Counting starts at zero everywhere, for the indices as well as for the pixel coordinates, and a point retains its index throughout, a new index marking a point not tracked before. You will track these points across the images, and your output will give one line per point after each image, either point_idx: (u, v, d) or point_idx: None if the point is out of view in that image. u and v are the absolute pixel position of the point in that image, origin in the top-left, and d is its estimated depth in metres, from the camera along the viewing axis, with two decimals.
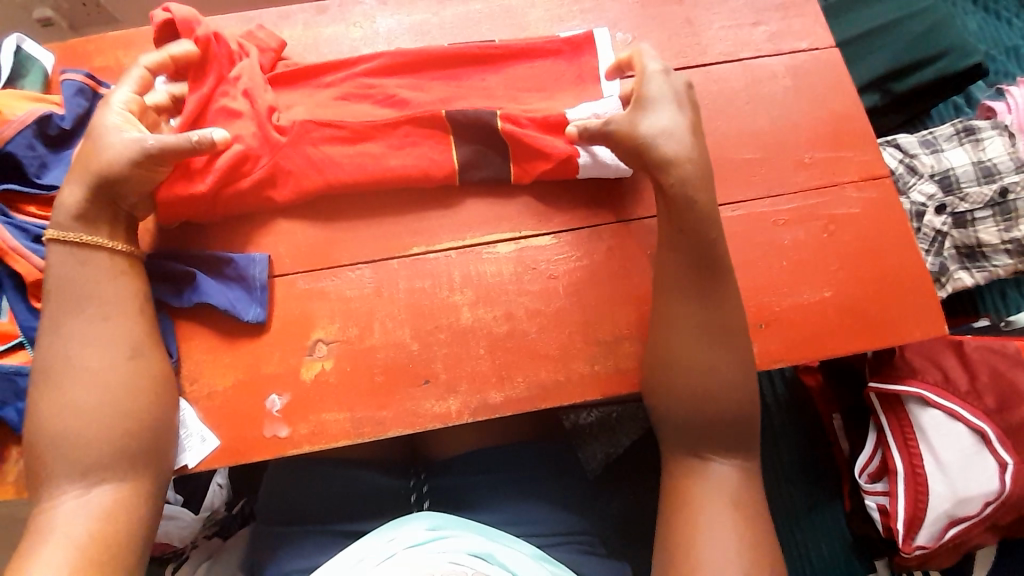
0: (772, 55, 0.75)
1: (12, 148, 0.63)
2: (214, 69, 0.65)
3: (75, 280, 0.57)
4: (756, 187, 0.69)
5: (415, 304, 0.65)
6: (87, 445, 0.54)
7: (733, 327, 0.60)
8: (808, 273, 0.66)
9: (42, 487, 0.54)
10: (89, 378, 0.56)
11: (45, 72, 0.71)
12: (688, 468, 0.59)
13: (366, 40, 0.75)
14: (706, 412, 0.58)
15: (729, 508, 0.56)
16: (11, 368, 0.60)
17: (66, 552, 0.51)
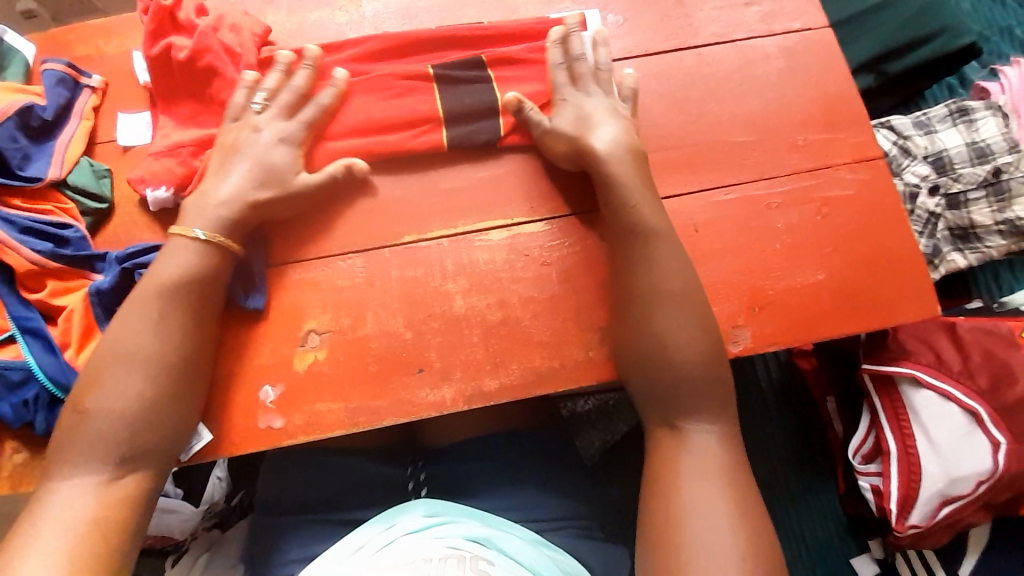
0: (764, 36, 0.74)
1: None
2: (212, 62, 0.65)
3: (179, 273, 0.58)
4: (749, 170, 0.68)
5: (408, 293, 0.65)
6: (118, 433, 0.54)
7: (680, 296, 0.60)
8: (802, 255, 0.66)
9: (63, 461, 0.53)
10: (143, 368, 0.55)
11: (27, 63, 0.70)
12: (664, 448, 0.58)
13: (353, 25, 0.73)
14: (671, 387, 0.58)
15: (713, 483, 0.55)
16: (1, 362, 0.59)
17: (60, 541, 0.50)
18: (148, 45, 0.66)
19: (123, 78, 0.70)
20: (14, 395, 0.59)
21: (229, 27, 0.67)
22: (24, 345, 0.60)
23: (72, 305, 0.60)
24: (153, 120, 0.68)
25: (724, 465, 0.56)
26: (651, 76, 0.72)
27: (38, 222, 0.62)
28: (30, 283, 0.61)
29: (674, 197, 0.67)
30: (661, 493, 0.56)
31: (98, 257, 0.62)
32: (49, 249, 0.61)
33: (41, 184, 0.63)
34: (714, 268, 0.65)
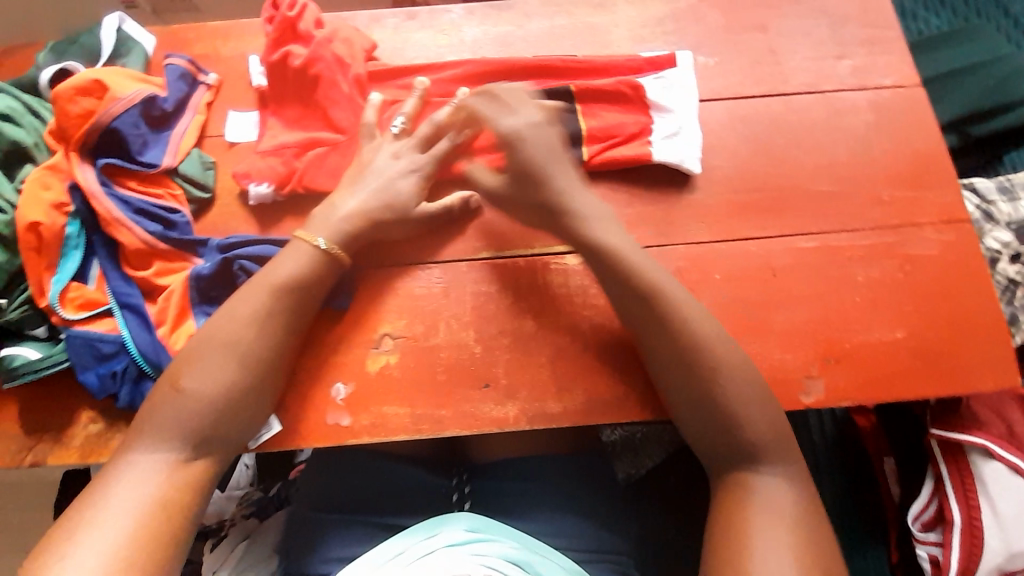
0: (854, 90, 0.75)
1: (120, 125, 0.66)
2: (321, 71, 0.69)
3: (285, 273, 0.60)
4: (832, 220, 0.68)
5: (481, 308, 0.66)
6: (203, 418, 0.56)
7: (726, 348, 0.59)
8: (881, 310, 0.65)
9: (146, 434, 0.55)
10: (238, 360, 0.58)
11: (146, 55, 0.75)
12: (734, 489, 0.56)
13: (452, 47, 0.77)
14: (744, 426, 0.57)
15: (783, 531, 0.52)
16: (96, 334, 0.62)
17: (128, 508, 0.52)
18: (270, 53, 0.70)
19: (235, 77, 0.74)
20: (103, 366, 0.62)
21: (341, 40, 0.71)
22: (122, 317, 0.63)
23: (172, 285, 0.63)
24: (260, 120, 0.72)
25: (797, 516, 0.54)
26: (737, 119, 0.73)
27: (150, 205, 0.66)
28: (134, 261, 0.65)
29: (755, 240, 0.67)
30: (728, 535, 0.53)
31: (199, 243, 0.66)
32: (159, 231, 0.64)
33: (155, 170, 0.67)
34: (789, 314, 0.64)
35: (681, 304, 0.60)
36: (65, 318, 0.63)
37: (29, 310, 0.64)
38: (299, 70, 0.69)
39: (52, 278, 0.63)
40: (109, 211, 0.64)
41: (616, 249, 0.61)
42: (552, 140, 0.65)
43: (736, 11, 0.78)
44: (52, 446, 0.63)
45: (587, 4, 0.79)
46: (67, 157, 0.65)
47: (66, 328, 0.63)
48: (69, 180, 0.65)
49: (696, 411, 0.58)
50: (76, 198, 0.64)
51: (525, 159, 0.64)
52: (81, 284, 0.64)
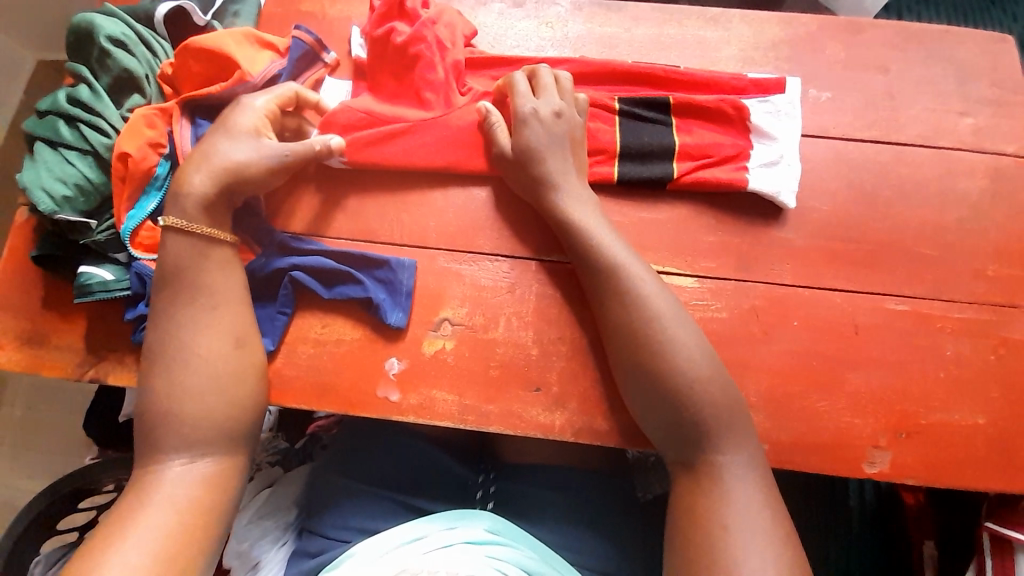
0: (973, 150, 0.70)
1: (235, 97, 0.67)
2: (421, 49, 0.67)
3: (178, 266, 0.60)
4: (926, 286, 0.64)
5: (544, 310, 0.65)
6: (196, 426, 0.56)
7: (708, 377, 0.57)
8: (964, 391, 0.61)
9: (153, 455, 0.56)
10: (198, 365, 0.58)
11: (258, 6, 0.76)
12: (700, 483, 0.56)
13: (554, 41, 0.75)
14: (675, 416, 0.57)
15: (754, 514, 0.53)
16: (151, 273, 0.63)
17: (159, 524, 0.52)
18: (373, 26, 0.70)
19: (337, 41, 0.75)
20: (148, 307, 0.63)
21: (444, 23, 0.71)
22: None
23: None
24: (354, 92, 0.72)
25: (767, 508, 0.54)
26: (842, 161, 0.69)
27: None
28: None
29: (839, 292, 0.64)
30: (702, 542, 0.53)
31: (266, 231, 0.65)
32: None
33: None
34: (863, 376, 0.61)
35: (669, 334, 0.58)
36: (132, 254, 0.64)
37: (115, 235, 0.65)
38: (398, 45, 0.68)
39: (128, 212, 0.64)
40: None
41: (615, 273, 0.60)
42: (559, 147, 0.64)
43: (858, 46, 0.74)
44: (113, 366, 0.65)
45: (700, 18, 0.76)
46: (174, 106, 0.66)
47: (132, 262, 0.64)
48: (172, 128, 0.66)
49: (665, 424, 0.57)
50: (173, 144, 0.65)
51: (531, 146, 0.64)
52: (155, 226, 0.65)
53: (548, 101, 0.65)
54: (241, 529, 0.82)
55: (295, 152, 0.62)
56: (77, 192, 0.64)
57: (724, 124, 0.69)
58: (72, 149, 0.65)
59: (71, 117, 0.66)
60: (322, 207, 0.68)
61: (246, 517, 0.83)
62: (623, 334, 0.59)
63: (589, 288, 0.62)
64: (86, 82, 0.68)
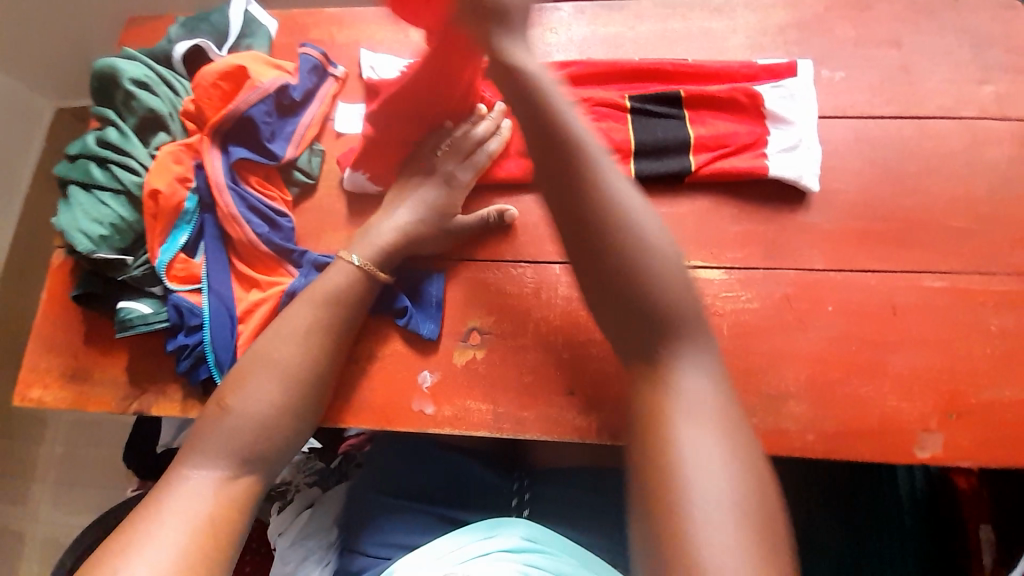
0: (999, 118, 0.68)
1: (252, 113, 0.66)
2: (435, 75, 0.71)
3: (341, 294, 0.61)
4: (962, 261, 0.62)
5: (572, 313, 0.65)
6: (254, 436, 0.56)
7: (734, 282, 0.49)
8: (1015, 367, 0.59)
9: (194, 453, 0.55)
10: (286, 378, 0.58)
11: (269, 37, 0.79)
12: (643, 387, 0.48)
13: (560, 46, 0.76)
14: (634, 324, 0.49)
15: (702, 424, 0.45)
16: (187, 304, 0.64)
17: (182, 528, 0.51)
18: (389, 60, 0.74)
19: (346, 65, 0.76)
20: (188, 338, 0.64)
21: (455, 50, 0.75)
22: (207, 301, 0.64)
23: (266, 295, 0.64)
24: (366, 113, 0.72)
25: (721, 415, 0.46)
26: (864, 140, 0.68)
27: (264, 204, 0.67)
28: (241, 254, 0.66)
29: (872, 273, 0.63)
30: (642, 454, 0.45)
31: (296, 252, 0.66)
32: (265, 233, 0.65)
33: (279, 163, 0.68)
34: (907, 358, 0.60)
35: (638, 221, 0.50)
36: (168, 287, 0.65)
37: (151, 269, 0.66)
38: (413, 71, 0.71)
39: (161, 246, 0.65)
40: (227, 205, 0.65)
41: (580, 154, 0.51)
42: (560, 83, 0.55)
43: (869, 23, 0.73)
44: (157, 398, 0.67)
45: (705, 9, 0.76)
46: (202, 139, 0.67)
47: (168, 295, 0.65)
48: (199, 160, 0.67)
49: (629, 333, 0.49)
50: (200, 176, 0.66)
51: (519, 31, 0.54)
52: (188, 258, 0.66)
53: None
54: (284, 550, 0.84)
55: (441, 201, 0.65)
56: (113, 231, 0.66)
57: (741, 111, 0.68)
58: (105, 190, 0.67)
59: (102, 158, 0.68)
60: (345, 227, 0.69)
61: (288, 539, 0.85)
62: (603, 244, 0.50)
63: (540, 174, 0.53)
64: (113, 125, 0.70)
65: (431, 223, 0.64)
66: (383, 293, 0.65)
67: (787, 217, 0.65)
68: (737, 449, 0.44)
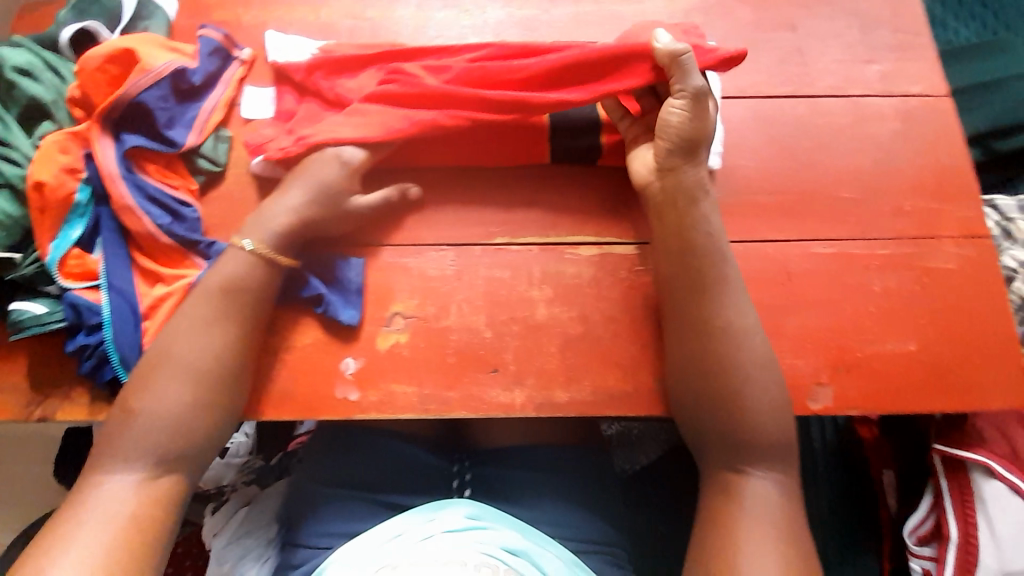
0: (881, 96, 0.74)
1: (146, 98, 0.65)
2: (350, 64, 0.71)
3: (240, 283, 0.60)
4: (850, 227, 0.68)
5: (493, 293, 0.66)
6: (168, 435, 0.55)
7: (745, 327, 0.59)
8: (895, 322, 0.65)
9: (106, 458, 0.54)
10: (195, 374, 0.57)
11: (168, 20, 0.76)
12: (721, 486, 0.56)
13: (476, 29, 0.76)
14: (739, 426, 0.57)
15: (768, 529, 0.53)
16: (85, 302, 0.62)
17: (102, 533, 0.51)
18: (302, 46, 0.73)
19: (253, 47, 0.75)
20: (89, 337, 0.62)
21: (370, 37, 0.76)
22: (107, 297, 0.62)
23: (171, 289, 0.63)
24: (276, 97, 0.72)
25: (785, 516, 0.54)
26: (762, 118, 0.72)
27: (164, 194, 0.65)
28: (143, 248, 0.64)
29: (771, 243, 0.67)
30: (716, 543, 0.53)
31: (202, 243, 0.65)
32: (166, 224, 0.64)
33: (177, 150, 0.67)
34: (803, 320, 0.64)
35: (739, 293, 0.61)
36: (62, 285, 0.62)
37: (43, 268, 0.63)
38: (326, 59, 0.71)
39: (53, 243, 0.63)
40: (122, 195, 0.63)
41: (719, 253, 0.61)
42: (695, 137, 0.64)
43: (766, 7, 0.77)
44: (60, 403, 0.63)
45: None
46: (90, 127, 0.65)
47: (64, 293, 0.62)
48: (89, 150, 0.65)
49: (699, 415, 0.59)
50: (90, 167, 0.65)
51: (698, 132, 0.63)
52: (83, 253, 0.64)
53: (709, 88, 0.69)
54: (220, 550, 0.81)
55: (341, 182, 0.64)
56: None
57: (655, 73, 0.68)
58: None
59: None
60: None
61: (224, 538, 0.83)
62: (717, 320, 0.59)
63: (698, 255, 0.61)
64: None
65: (327, 205, 0.63)
66: (287, 280, 0.65)
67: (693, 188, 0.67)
68: (796, 534, 0.53)
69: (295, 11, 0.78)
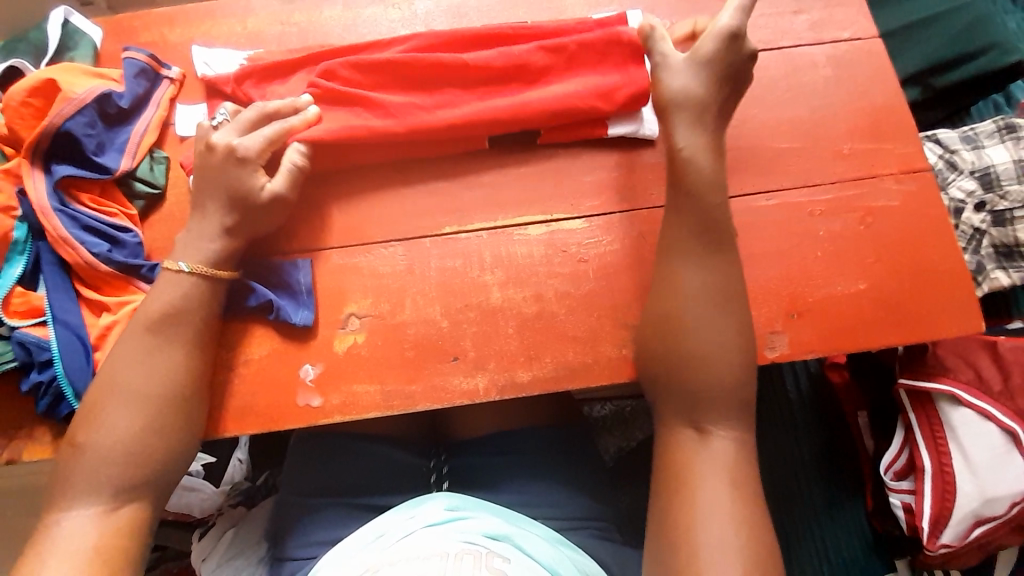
0: (812, 44, 0.74)
1: (71, 126, 0.64)
2: (278, 74, 0.71)
3: (181, 305, 0.59)
4: (791, 177, 0.68)
5: (447, 283, 0.66)
6: (123, 465, 0.55)
7: (692, 284, 0.59)
8: (843, 264, 0.66)
9: (63, 495, 0.54)
10: (144, 401, 0.56)
11: (94, 45, 0.74)
12: (682, 445, 0.57)
13: (405, 21, 0.75)
14: (692, 386, 0.57)
15: (728, 483, 0.54)
16: (33, 339, 0.61)
17: (71, 565, 0.51)
18: (230, 57, 0.73)
19: (182, 65, 0.74)
20: (42, 373, 0.61)
21: (301, 40, 0.75)
22: (54, 331, 0.61)
23: (117, 317, 0.62)
24: (208, 111, 0.71)
25: (745, 474, 0.55)
26: None
27: (101, 222, 0.65)
28: (86, 279, 0.64)
29: None
30: (678, 502, 0.54)
31: (145, 267, 0.64)
32: (105, 252, 0.63)
33: (111, 176, 0.66)
34: (751, 274, 0.65)
35: (716, 263, 0.60)
36: (9, 324, 0.62)
37: None
38: (253, 70, 0.70)
39: None
40: (57, 228, 0.62)
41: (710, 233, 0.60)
42: (703, 116, 0.62)
43: None
44: (25, 443, 0.63)
45: None
46: (20, 162, 0.64)
47: (12, 332, 0.62)
48: (21, 185, 0.64)
49: (658, 375, 0.59)
50: (24, 202, 0.64)
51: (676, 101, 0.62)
52: (27, 290, 0.63)
53: (709, 38, 0.63)
54: (210, 574, 0.81)
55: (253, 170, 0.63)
56: None
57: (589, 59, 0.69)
58: None
59: None
60: None
61: (213, 562, 0.82)
62: (714, 285, 0.59)
63: (681, 230, 0.60)
64: None
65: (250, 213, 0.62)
66: (231, 293, 0.64)
67: (619, 160, 0.69)
68: (748, 485, 0.55)
69: (221, 23, 0.76)
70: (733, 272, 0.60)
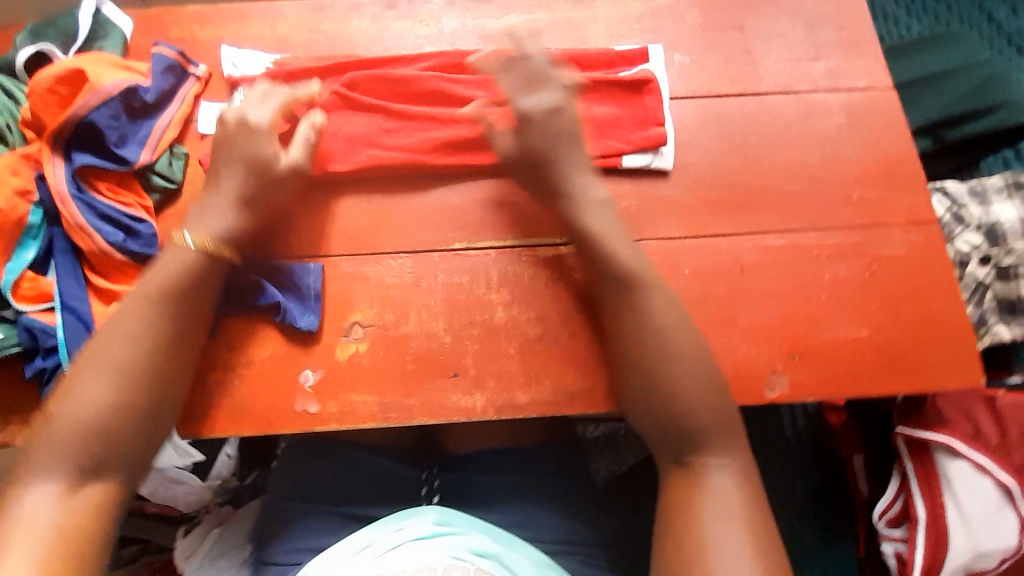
0: (828, 91, 0.75)
1: (95, 117, 0.66)
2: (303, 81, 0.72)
3: (176, 281, 0.60)
4: (800, 219, 0.69)
5: (452, 299, 0.66)
6: (96, 439, 0.54)
7: (677, 317, 0.61)
8: (846, 309, 0.66)
9: (31, 470, 0.53)
10: (124, 373, 0.56)
11: (123, 38, 0.76)
12: (681, 478, 0.57)
13: (430, 38, 0.77)
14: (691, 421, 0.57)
15: (733, 516, 0.53)
16: (40, 325, 0.62)
17: (32, 545, 0.49)
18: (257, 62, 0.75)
19: (209, 64, 0.75)
20: (47, 360, 0.62)
21: (328, 49, 0.77)
22: (61, 318, 0.62)
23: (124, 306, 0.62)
24: None
25: (743, 507, 0.54)
26: (711, 116, 0.73)
27: (117, 212, 0.66)
28: (97, 268, 0.65)
29: (722, 237, 0.68)
30: (682, 533, 0.53)
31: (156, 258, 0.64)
32: (119, 241, 0.64)
33: (130, 167, 0.67)
34: (754, 311, 0.66)
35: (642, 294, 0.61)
36: (17, 308, 0.63)
37: None
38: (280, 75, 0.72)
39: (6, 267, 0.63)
40: (73, 215, 0.63)
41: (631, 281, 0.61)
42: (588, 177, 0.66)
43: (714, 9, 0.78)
44: (20, 426, 0.63)
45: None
46: (41, 148, 0.65)
47: (19, 317, 0.63)
48: (41, 171, 0.65)
49: (641, 396, 0.60)
50: (43, 188, 0.65)
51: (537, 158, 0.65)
52: (37, 276, 0.64)
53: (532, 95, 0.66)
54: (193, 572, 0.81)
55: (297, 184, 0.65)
56: None
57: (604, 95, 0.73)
58: None
59: None
60: None
61: (196, 561, 0.82)
62: (670, 300, 0.61)
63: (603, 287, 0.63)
64: None
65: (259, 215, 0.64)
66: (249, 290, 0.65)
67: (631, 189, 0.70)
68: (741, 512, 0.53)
69: (251, 27, 0.77)
70: (660, 305, 0.61)
